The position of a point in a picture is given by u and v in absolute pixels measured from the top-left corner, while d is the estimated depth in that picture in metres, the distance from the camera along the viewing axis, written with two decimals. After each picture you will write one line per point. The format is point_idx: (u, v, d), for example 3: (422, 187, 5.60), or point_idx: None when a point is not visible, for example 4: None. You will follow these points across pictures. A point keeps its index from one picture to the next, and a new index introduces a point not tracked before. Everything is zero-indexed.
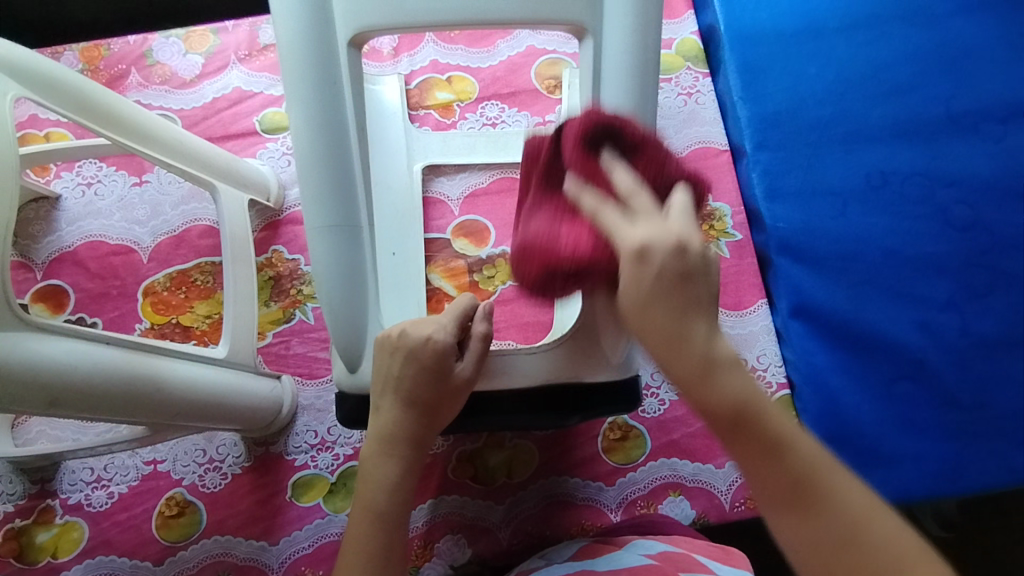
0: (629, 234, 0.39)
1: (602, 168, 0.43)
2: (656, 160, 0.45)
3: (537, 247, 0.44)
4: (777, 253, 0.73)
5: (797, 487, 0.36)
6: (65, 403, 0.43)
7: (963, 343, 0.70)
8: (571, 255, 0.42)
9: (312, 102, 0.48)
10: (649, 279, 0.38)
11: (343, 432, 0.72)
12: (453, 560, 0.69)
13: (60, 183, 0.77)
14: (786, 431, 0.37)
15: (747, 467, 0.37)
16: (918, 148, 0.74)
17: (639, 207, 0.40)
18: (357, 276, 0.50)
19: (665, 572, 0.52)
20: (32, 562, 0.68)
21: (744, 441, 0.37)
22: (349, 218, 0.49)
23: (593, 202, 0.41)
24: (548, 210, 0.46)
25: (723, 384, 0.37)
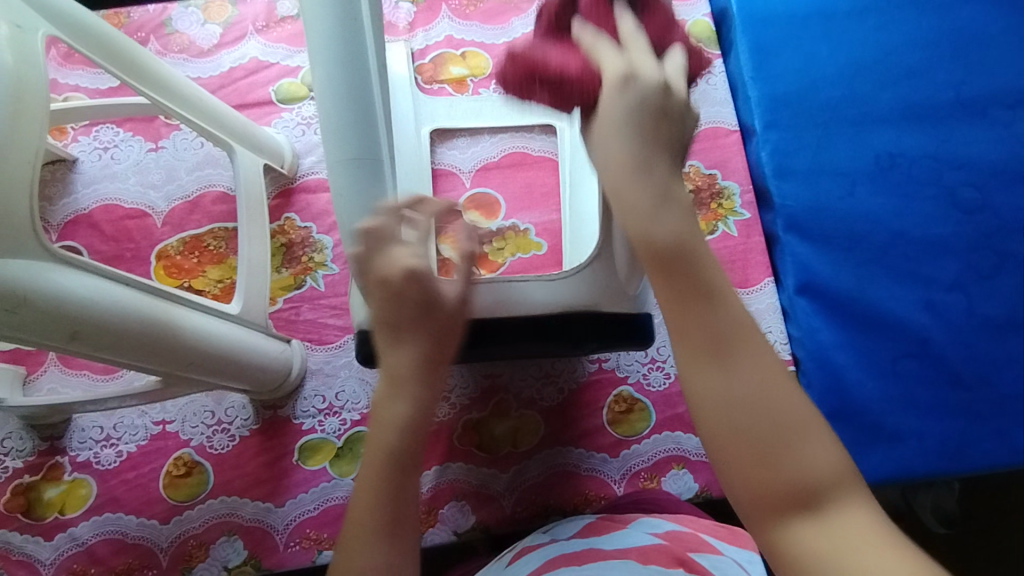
0: (616, 62, 0.40)
1: (612, 20, 0.43)
2: (662, 22, 0.44)
3: (523, 57, 0.43)
4: (784, 231, 0.73)
5: (750, 411, 0.34)
6: (85, 337, 0.43)
7: (968, 323, 0.71)
8: (559, 67, 0.42)
9: (333, 40, 0.48)
10: (632, 98, 0.38)
11: (351, 398, 0.73)
12: (457, 526, 0.69)
13: (77, 147, 0.78)
14: (734, 329, 0.36)
15: (686, 358, 0.36)
16: (927, 131, 0.75)
17: (639, 67, 0.40)
18: (379, 210, 0.51)
19: (674, 553, 0.51)
20: (40, 518, 0.69)
21: (693, 314, 0.36)
22: (367, 151, 0.50)
23: (608, 49, 0.41)
24: (552, 39, 0.44)
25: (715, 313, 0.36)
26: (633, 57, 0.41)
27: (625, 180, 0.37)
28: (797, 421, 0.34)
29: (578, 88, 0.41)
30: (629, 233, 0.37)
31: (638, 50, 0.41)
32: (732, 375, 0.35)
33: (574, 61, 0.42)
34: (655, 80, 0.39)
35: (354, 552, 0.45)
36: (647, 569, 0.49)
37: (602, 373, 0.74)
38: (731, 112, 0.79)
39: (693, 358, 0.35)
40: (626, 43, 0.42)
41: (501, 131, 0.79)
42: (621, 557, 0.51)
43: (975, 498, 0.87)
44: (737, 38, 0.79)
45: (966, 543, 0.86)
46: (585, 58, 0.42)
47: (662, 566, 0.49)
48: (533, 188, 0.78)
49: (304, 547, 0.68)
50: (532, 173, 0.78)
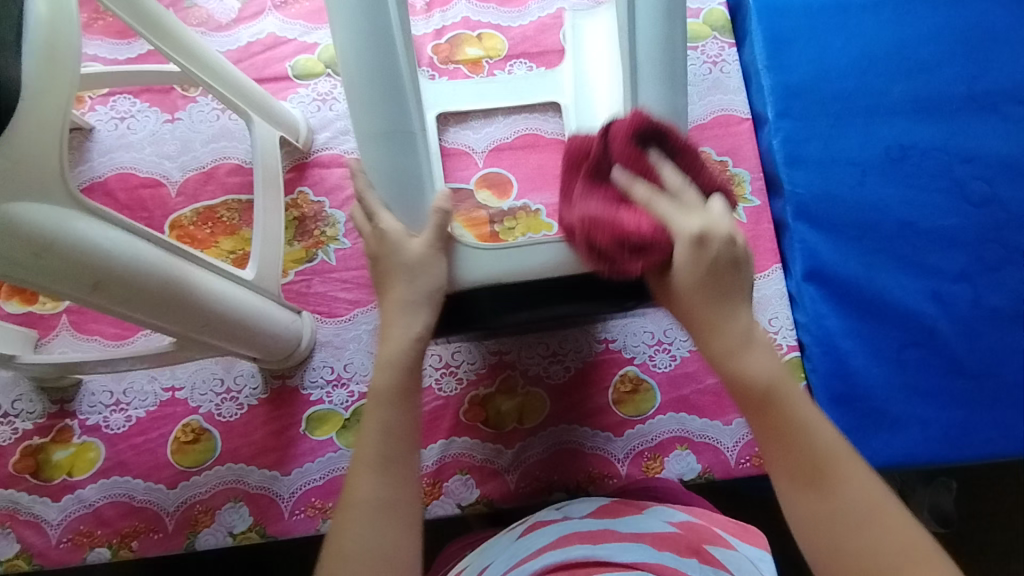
0: (688, 223, 0.45)
1: (651, 165, 0.47)
2: (693, 162, 0.49)
3: (604, 226, 0.45)
4: (794, 218, 0.74)
5: (819, 492, 0.45)
6: (106, 289, 0.44)
7: (974, 314, 0.71)
8: (641, 229, 0.45)
9: (359, 14, 0.50)
10: (706, 261, 0.46)
11: (359, 369, 0.73)
12: (461, 499, 0.70)
13: (94, 116, 0.79)
14: (800, 412, 0.46)
15: (774, 448, 0.47)
16: (938, 124, 0.76)
17: (688, 200, 0.47)
18: (411, 179, 0.52)
19: (689, 542, 0.53)
20: (48, 479, 0.69)
21: (767, 415, 0.47)
22: (398, 123, 0.51)
23: (665, 204, 0.46)
24: (600, 193, 0.47)
25: (750, 365, 0.46)
26: (695, 216, 0.46)
27: (702, 293, 0.46)
28: (861, 486, 0.46)
29: (659, 250, 0.45)
30: (691, 275, 0.46)
31: (683, 190, 0.47)
32: (782, 437, 0.46)
33: (644, 225, 0.45)
34: (720, 236, 0.46)
35: (352, 483, 0.51)
36: (662, 556, 0.50)
37: (610, 352, 0.74)
38: (744, 100, 0.80)
39: (782, 442, 0.46)
40: (663, 175, 0.47)
41: (513, 113, 0.80)
42: (636, 541, 0.52)
43: (970, 498, 0.87)
44: (751, 27, 0.79)
45: (959, 544, 0.86)
46: (655, 217, 0.46)
47: (675, 554, 0.51)
48: (546, 170, 0.78)
49: (309, 515, 0.69)
50: (545, 155, 0.79)
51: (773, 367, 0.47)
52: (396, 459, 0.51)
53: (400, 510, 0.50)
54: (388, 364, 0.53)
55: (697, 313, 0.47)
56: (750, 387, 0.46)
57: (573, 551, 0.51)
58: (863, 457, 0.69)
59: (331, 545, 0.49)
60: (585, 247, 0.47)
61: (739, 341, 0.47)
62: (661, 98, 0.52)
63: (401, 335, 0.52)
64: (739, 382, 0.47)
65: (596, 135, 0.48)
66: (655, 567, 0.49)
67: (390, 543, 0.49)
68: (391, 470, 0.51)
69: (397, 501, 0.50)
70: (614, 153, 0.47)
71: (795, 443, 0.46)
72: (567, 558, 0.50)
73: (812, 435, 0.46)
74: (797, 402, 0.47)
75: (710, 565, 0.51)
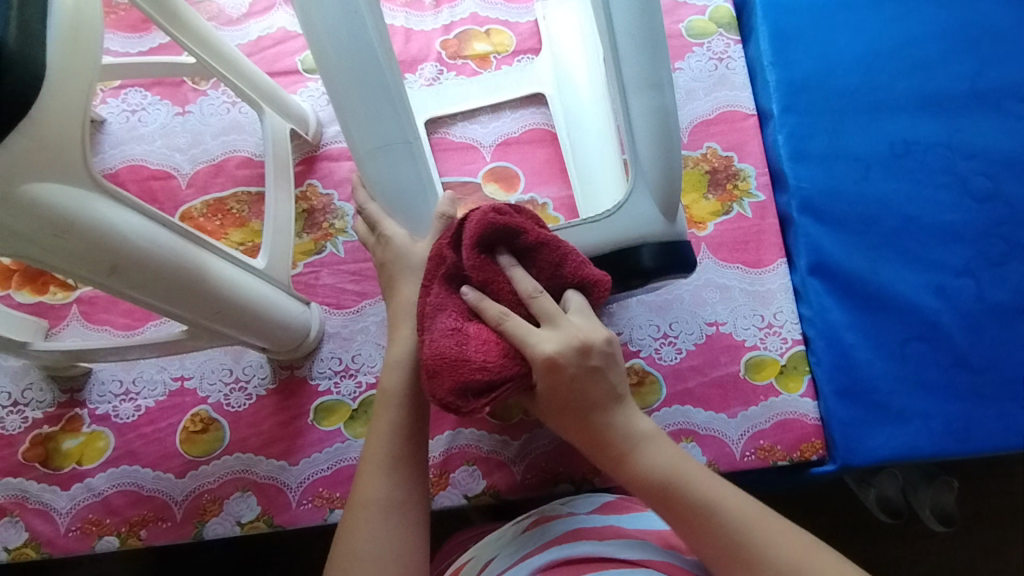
0: (542, 345, 0.46)
1: (500, 271, 0.49)
2: (555, 256, 0.50)
3: (446, 374, 0.46)
4: (799, 212, 0.75)
5: (704, 535, 0.46)
6: (124, 272, 0.45)
7: (977, 308, 0.72)
8: (480, 374, 0.46)
9: (339, 31, 0.50)
10: (564, 381, 0.47)
11: (367, 360, 0.73)
12: (468, 490, 0.70)
13: (105, 108, 0.79)
14: (661, 462, 0.48)
15: (672, 521, 0.47)
16: (942, 120, 0.76)
17: (542, 309, 0.48)
18: (416, 189, 0.53)
19: (692, 542, 0.52)
20: (57, 468, 0.70)
21: (673, 508, 0.47)
22: (391, 137, 0.51)
23: (497, 310, 0.47)
24: (451, 309, 0.48)
25: (645, 462, 0.48)
26: (555, 337, 0.47)
27: (561, 392, 0.48)
28: (736, 520, 0.46)
29: (512, 377, 0.47)
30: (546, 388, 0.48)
31: (528, 291, 0.48)
32: (700, 524, 0.46)
33: (489, 356, 0.46)
34: (574, 350, 0.47)
35: (364, 482, 0.50)
36: (664, 554, 0.50)
37: None
38: (750, 97, 0.80)
39: (652, 499, 0.48)
40: (516, 281, 0.48)
41: (521, 108, 0.81)
42: (640, 538, 0.51)
43: (973, 496, 0.87)
44: (757, 24, 0.80)
45: (959, 542, 0.86)
46: (499, 336, 0.47)
47: (676, 552, 0.51)
48: (553, 163, 0.79)
49: (316, 505, 0.69)
50: (552, 150, 0.79)
51: (668, 453, 0.49)
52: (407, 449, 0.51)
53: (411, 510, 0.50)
54: (399, 352, 0.53)
55: (618, 448, 0.49)
56: (647, 486, 0.48)
57: (575, 547, 0.50)
58: (867, 450, 0.69)
59: (343, 542, 0.49)
60: (429, 387, 0.47)
61: (625, 442, 0.49)
62: (652, 102, 0.53)
63: (408, 336, 0.54)
64: (640, 481, 0.48)
65: (451, 233, 0.49)
66: (656, 564, 0.48)
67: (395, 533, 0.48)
68: (402, 469, 0.51)
69: (407, 499, 0.50)
70: (462, 263, 0.48)
71: (710, 531, 0.46)
72: (571, 554, 0.49)
73: (723, 520, 0.46)
74: (663, 455, 0.49)
75: (707, 565, 0.51)
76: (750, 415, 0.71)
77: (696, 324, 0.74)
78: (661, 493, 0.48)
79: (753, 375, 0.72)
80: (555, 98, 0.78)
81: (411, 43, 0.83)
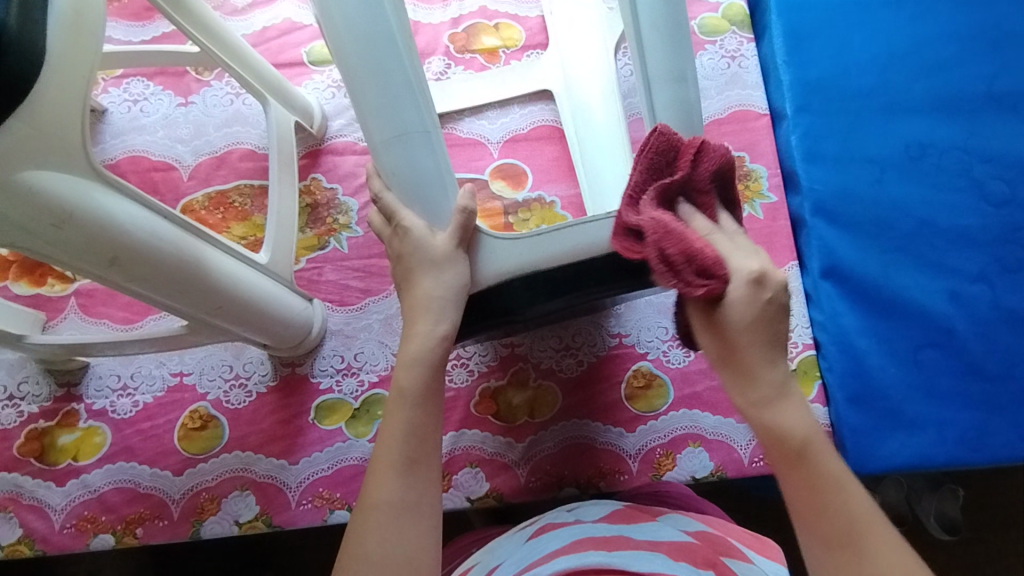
0: (748, 261, 0.41)
1: (714, 207, 0.44)
2: (734, 216, 0.48)
3: (678, 242, 0.40)
4: (812, 214, 0.73)
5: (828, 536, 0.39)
6: (122, 265, 0.44)
7: (992, 315, 0.70)
8: (702, 258, 0.39)
9: (357, 16, 0.49)
10: (762, 306, 0.39)
11: (370, 359, 0.72)
12: (470, 492, 0.69)
13: (107, 98, 0.78)
14: (812, 445, 0.40)
15: (800, 501, 0.40)
16: (960, 123, 0.75)
17: (750, 246, 0.43)
18: (431, 180, 0.51)
19: (705, 554, 0.50)
20: (52, 464, 0.69)
21: (801, 474, 0.40)
22: (407, 126, 0.50)
23: (706, 224, 0.43)
24: (663, 206, 0.43)
25: (786, 420, 0.40)
26: (757, 258, 0.41)
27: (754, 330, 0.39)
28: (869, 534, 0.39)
29: (717, 279, 0.39)
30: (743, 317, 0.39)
31: (732, 228, 0.44)
32: (817, 502, 0.40)
33: (710, 253, 0.40)
34: (782, 282, 0.41)
35: (372, 484, 0.48)
36: (677, 565, 0.47)
37: (623, 348, 0.73)
38: (762, 96, 0.79)
39: (798, 472, 0.40)
40: (721, 219, 0.44)
41: (529, 104, 0.80)
42: (652, 549, 0.49)
43: (980, 503, 0.86)
44: (772, 22, 0.79)
45: (966, 552, 0.85)
46: (721, 253, 0.40)
47: (691, 565, 0.48)
48: (562, 161, 0.78)
49: (316, 505, 0.68)
50: (561, 147, 0.78)
51: (802, 418, 0.40)
52: (419, 462, 0.49)
53: (422, 510, 0.48)
54: (408, 355, 0.52)
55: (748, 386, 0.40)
56: (784, 439, 0.40)
57: (586, 556, 0.47)
58: (878, 457, 0.68)
59: (352, 546, 0.46)
60: (651, 260, 0.41)
61: (775, 390, 0.40)
62: (673, 95, 0.51)
63: (426, 333, 0.51)
64: (770, 435, 0.40)
65: (660, 135, 0.44)
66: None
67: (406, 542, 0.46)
68: (414, 472, 0.49)
69: (419, 501, 0.48)
70: (698, 178, 0.44)
71: (827, 511, 0.39)
72: (578, 564, 0.46)
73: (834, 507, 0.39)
74: (825, 456, 0.40)
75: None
76: None
77: None
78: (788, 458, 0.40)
79: None
80: (564, 95, 0.76)
81: (419, 36, 0.81)
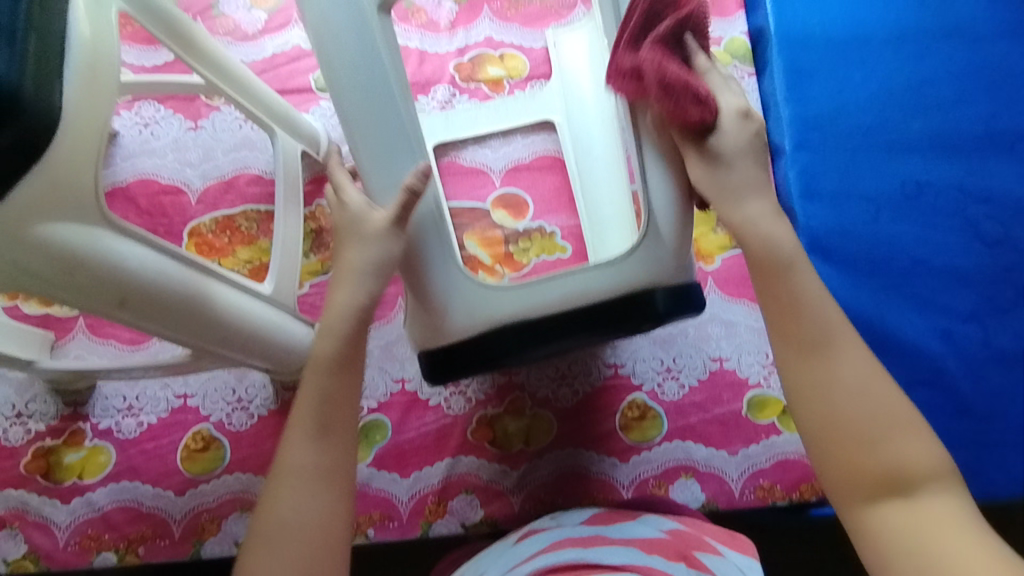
0: (732, 98, 0.50)
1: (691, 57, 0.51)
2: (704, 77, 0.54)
3: (679, 84, 0.47)
4: (808, 251, 0.74)
5: (805, 341, 0.47)
6: (132, 304, 0.45)
7: (982, 355, 0.71)
8: (700, 115, 0.48)
9: (357, 70, 0.50)
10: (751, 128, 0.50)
11: (369, 385, 0.74)
12: (465, 519, 0.71)
13: (119, 120, 0.80)
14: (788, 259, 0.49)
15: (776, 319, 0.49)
16: (955, 163, 0.76)
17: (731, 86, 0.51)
18: (436, 228, 0.52)
19: (679, 549, 0.52)
20: (58, 482, 0.70)
21: (774, 290, 0.49)
22: (405, 177, 0.51)
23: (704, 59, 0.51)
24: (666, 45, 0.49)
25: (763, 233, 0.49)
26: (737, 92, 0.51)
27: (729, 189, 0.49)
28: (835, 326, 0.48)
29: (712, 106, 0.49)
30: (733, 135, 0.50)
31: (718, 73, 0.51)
32: (792, 312, 0.48)
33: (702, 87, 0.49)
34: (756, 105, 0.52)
35: (291, 449, 0.51)
36: (649, 557, 0.50)
37: (618, 378, 0.74)
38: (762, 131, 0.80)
39: (773, 282, 0.49)
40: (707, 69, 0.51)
41: (532, 134, 0.81)
42: (625, 545, 0.52)
43: None
44: (773, 58, 0.80)
45: None
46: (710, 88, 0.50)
47: (663, 558, 0.51)
48: (563, 192, 0.79)
49: None
50: (562, 178, 0.79)
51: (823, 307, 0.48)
52: (334, 427, 0.51)
53: (340, 478, 0.51)
54: (316, 357, 0.52)
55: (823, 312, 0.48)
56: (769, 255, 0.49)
57: (562, 554, 0.51)
58: None
59: (265, 512, 0.50)
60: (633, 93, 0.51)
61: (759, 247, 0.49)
62: (664, 147, 0.52)
63: (335, 332, 0.51)
64: (761, 246, 0.49)
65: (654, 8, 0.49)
66: (640, 568, 0.48)
67: (306, 553, 0.49)
68: (330, 435, 0.51)
69: (336, 467, 0.51)
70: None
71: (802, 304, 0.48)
72: (556, 560, 0.50)
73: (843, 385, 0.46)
74: (802, 276, 0.49)
75: (696, 568, 0.50)
76: (751, 453, 0.72)
77: (700, 359, 0.75)
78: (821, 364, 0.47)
79: (753, 413, 0.73)
80: (565, 127, 0.78)
81: (425, 64, 0.83)
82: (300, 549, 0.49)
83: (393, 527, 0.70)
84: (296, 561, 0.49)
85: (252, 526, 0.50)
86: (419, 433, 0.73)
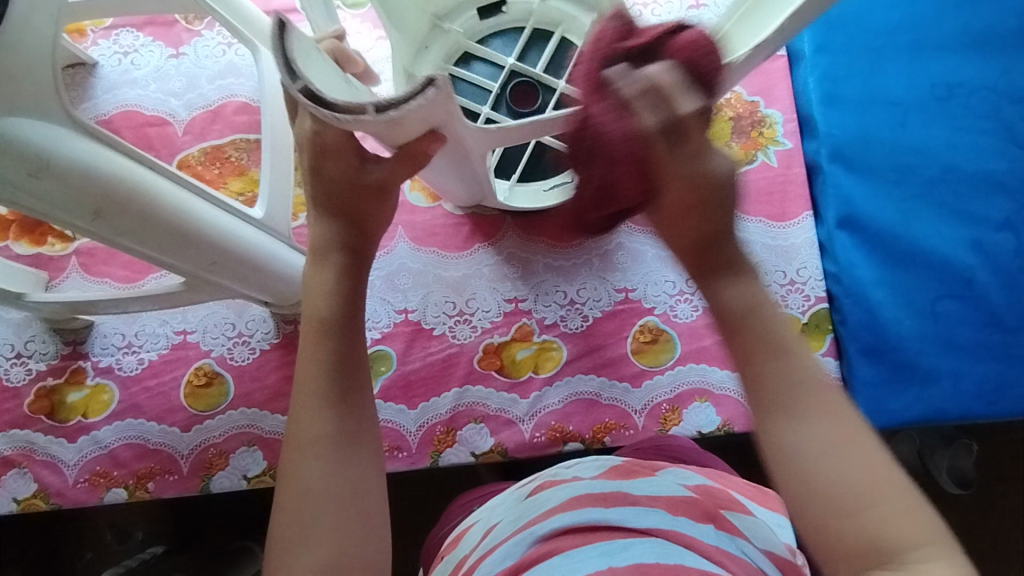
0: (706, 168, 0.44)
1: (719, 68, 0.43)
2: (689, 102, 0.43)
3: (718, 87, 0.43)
4: (828, 160, 0.71)
5: (777, 407, 0.37)
6: (109, 217, 0.42)
7: (1016, 264, 0.67)
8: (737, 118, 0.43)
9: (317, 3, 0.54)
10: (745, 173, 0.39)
11: (372, 316, 0.72)
12: (475, 447, 0.69)
13: (96, 50, 0.76)
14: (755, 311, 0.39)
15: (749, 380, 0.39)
16: (990, 61, 0.71)
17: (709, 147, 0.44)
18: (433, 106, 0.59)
19: (705, 508, 0.48)
20: (63, 421, 0.69)
21: (743, 340, 0.39)
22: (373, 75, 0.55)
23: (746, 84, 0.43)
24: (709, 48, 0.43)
25: (732, 293, 0.40)
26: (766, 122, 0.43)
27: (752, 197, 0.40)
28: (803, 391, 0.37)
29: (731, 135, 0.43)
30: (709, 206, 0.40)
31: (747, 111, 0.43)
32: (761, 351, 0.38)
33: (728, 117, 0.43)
34: None
35: (298, 421, 0.43)
36: (675, 520, 0.45)
37: (629, 302, 0.72)
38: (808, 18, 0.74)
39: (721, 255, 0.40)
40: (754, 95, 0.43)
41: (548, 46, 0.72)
42: (649, 505, 0.47)
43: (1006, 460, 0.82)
44: None
45: (979, 505, 0.81)
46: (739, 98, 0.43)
47: (689, 519, 0.46)
48: None
49: None
50: None
51: (815, 368, 0.39)
52: (350, 398, 0.44)
53: (358, 444, 0.43)
54: (314, 285, 0.46)
55: (804, 371, 0.38)
56: (728, 310, 0.40)
57: (583, 514, 0.45)
58: (888, 412, 0.66)
59: (286, 484, 0.42)
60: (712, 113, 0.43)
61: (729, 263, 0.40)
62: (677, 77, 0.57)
63: (325, 288, 0.46)
64: (719, 308, 0.40)
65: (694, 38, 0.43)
66: (670, 533, 0.43)
67: (306, 545, 0.40)
68: (350, 401, 0.44)
69: (356, 434, 0.43)
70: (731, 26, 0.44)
71: (763, 362, 0.38)
72: (575, 522, 0.45)
73: (832, 460, 0.36)
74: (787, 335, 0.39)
75: (727, 531, 0.46)
76: None
77: None
78: (792, 382, 0.37)
79: None
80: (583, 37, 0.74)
81: None
82: (333, 519, 0.41)
83: (402, 457, 0.69)
84: (329, 538, 0.40)
85: (271, 525, 0.42)
86: (425, 363, 0.71)
